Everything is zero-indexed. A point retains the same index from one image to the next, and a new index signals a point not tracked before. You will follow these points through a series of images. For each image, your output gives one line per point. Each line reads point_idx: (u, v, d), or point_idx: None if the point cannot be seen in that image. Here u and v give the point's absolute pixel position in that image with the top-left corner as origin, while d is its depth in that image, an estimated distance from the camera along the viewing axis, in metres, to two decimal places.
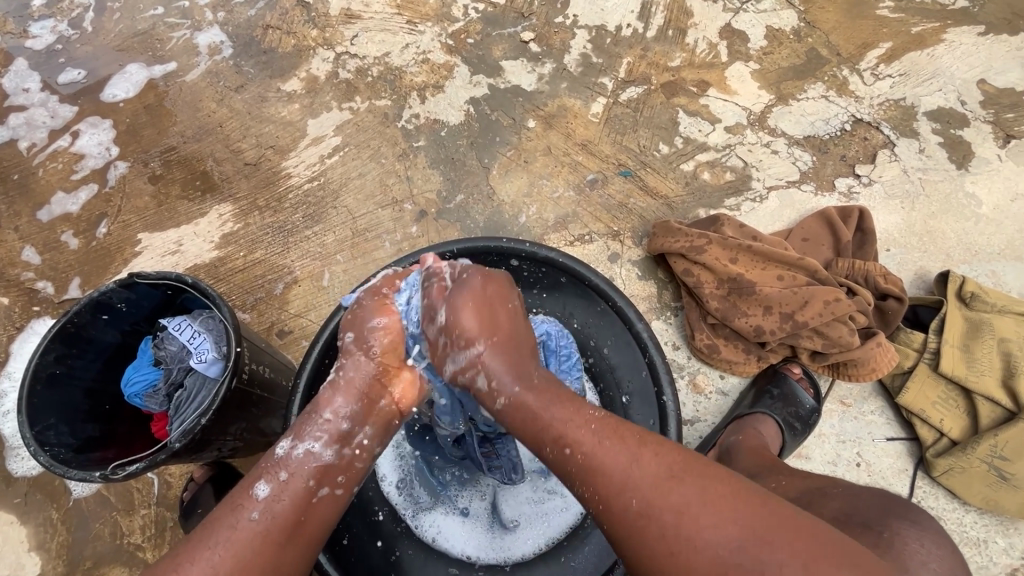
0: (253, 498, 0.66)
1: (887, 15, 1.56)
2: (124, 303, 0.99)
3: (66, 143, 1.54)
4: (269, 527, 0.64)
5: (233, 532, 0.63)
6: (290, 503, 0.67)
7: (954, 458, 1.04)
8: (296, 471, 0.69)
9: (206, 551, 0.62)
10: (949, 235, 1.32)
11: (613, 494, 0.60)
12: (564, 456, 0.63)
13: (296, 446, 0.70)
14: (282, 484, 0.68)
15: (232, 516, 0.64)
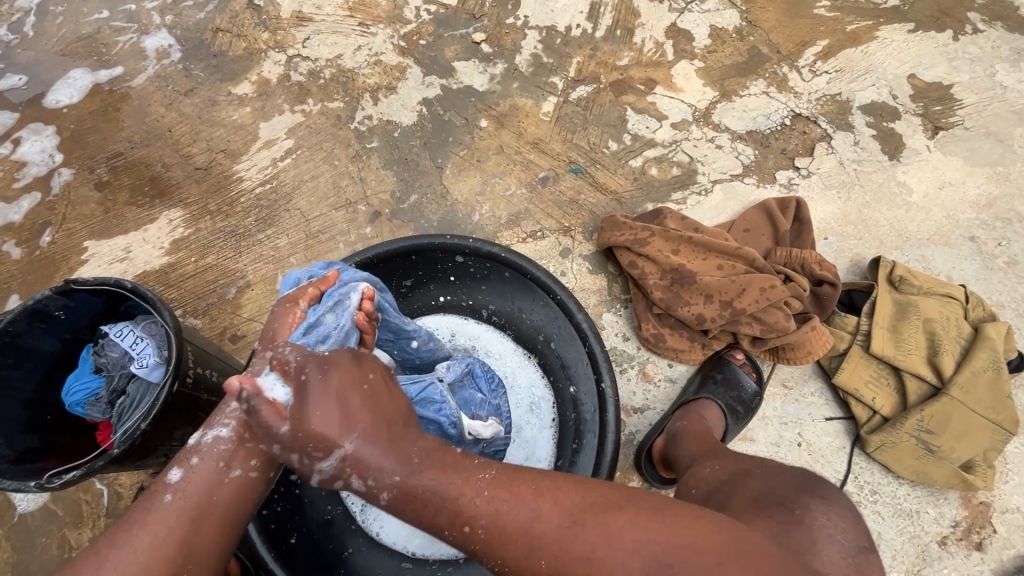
0: (166, 482, 0.68)
1: (823, 14, 1.63)
2: (62, 311, 0.97)
3: (7, 151, 1.50)
4: (179, 510, 0.65)
5: (147, 516, 0.65)
6: (200, 485, 0.67)
7: (885, 434, 1.09)
8: (208, 454, 0.69)
9: (122, 535, 0.64)
10: (882, 223, 1.38)
11: (530, 530, 0.60)
12: (481, 497, 0.63)
13: (204, 433, 0.71)
14: (194, 468, 0.68)
15: (146, 503, 0.66)
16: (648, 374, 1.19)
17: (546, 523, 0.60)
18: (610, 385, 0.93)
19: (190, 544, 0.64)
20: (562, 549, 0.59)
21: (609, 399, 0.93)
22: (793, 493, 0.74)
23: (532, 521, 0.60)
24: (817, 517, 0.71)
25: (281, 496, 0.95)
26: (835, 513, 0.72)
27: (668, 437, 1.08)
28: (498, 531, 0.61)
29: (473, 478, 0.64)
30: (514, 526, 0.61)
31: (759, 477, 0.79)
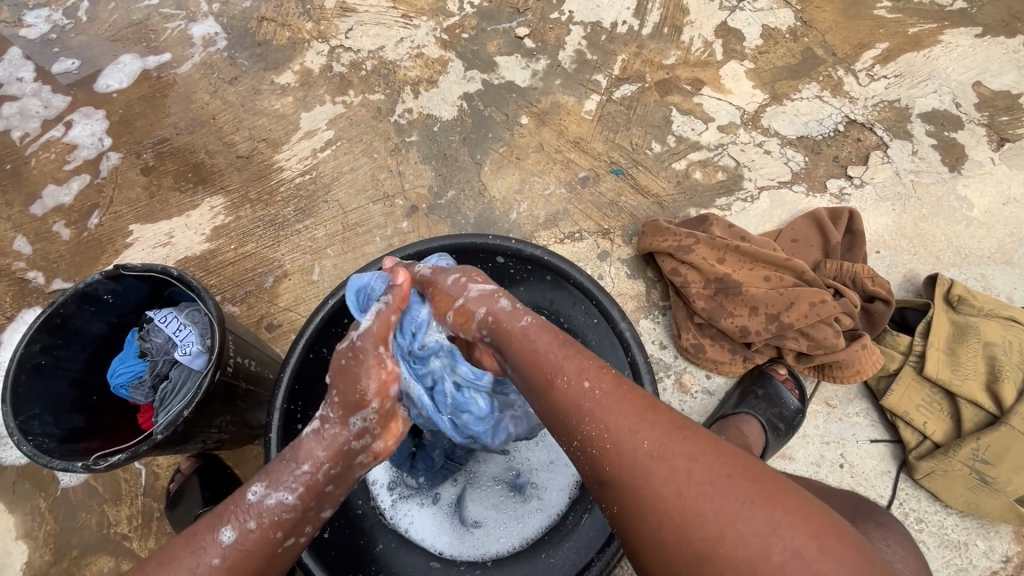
0: (217, 543, 0.67)
1: (884, 15, 1.55)
2: (110, 295, 1.00)
3: (59, 133, 1.54)
4: (229, 573, 0.66)
5: (193, 575, 0.65)
6: (254, 554, 0.68)
7: (935, 461, 1.04)
8: (264, 521, 0.70)
9: None
10: (939, 238, 1.32)
11: (618, 434, 0.62)
12: (573, 399, 0.66)
13: (268, 495, 0.70)
14: (248, 534, 0.69)
15: (193, 558, 0.66)
16: (685, 385, 1.16)
17: (642, 430, 0.61)
18: None
19: None
20: (640, 463, 0.60)
21: None
22: None
23: (625, 428, 0.62)
24: (883, 554, 0.67)
25: None
26: (901, 556, 0.68)
27: None
28: (596, 428, 0.63)
29: (581, 375, 0.67)
30: (608, 427, 0.63)
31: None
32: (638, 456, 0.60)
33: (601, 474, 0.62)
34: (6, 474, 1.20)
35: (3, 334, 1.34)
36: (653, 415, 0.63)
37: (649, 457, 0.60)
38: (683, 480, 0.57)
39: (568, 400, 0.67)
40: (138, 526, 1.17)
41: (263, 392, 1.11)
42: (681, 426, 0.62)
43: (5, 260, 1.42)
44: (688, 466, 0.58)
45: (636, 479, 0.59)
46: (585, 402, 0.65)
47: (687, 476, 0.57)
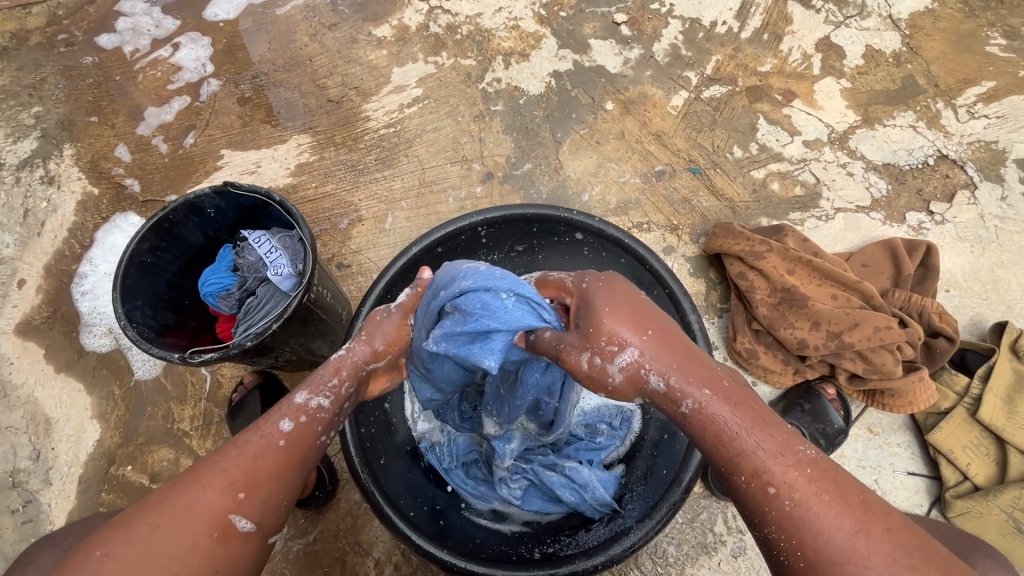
0: (278, 429, 0.70)
1: (995, 53, 1.52)
2: (213, 210, 1.08)
3: (166, 53, 1.63)
4: (291, 447, 0.70)
5: (261, 454, 0.69)
6: (303, 443, 0.71)
7: (973, 502, 1.05)
8: (314, 418, 0.72)
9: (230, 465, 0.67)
10: (1015, 288, 1.30)
11: (757, 471, 0.60)
12: (772, 499, 0.59)
13: (309, 399, 0.72)
14: (302, 424, 0.71)
15: (259, 438, 0.69)
16: None
17: (853, 554, 0.56)
18: None
19: (288, 482, 0.70)
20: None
21: None
22: None
23: (830, 548, 0.57)
24: None
25: (375, 419, 1.02)
26: None
27: None
28: (788, 536, 0.59)
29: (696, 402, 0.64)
30: (809, 542, 0.58)
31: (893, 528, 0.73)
32: (825, 551, 0.56)
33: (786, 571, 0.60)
34: (89, 358, 1.31)
35: (99, 232, 1.44)
36: (868, 538, 0.56)
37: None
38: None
39: (746, 461, 0.60)
40: (198, 426, 1.26)
41: (333, 323, 1.17)
42: (891, 540, 0.57)
43: (105, 164, 1.52)
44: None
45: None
46: (715, 419, 0.62)
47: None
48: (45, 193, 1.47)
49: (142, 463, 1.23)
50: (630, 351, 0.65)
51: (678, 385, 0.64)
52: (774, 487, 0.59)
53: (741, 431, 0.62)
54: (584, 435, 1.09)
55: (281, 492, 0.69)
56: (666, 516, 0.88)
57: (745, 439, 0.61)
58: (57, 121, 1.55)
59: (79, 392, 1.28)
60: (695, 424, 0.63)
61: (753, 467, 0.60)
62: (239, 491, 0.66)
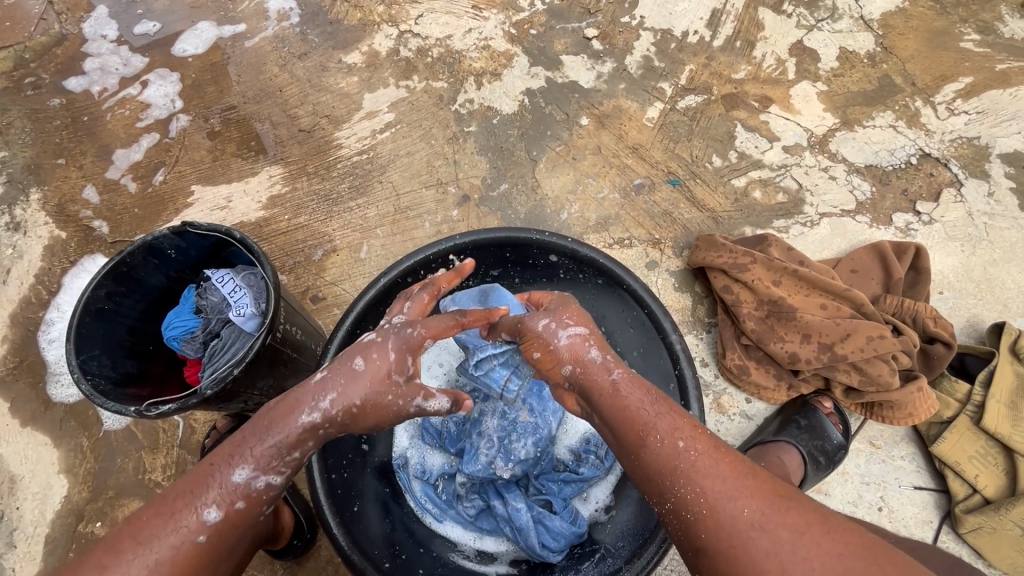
0: (203, 521, 0.66)
1: (970, 48, 1.50)
2: (174, 251, 1.04)
3: (135, 91, 1.60)
4: (214, 546, 0.67)
5: (180, 544, 0.64)
6: (237, 531, 0.68)
7: (984, 517, 1.00)
8: (251, 501, 0.69)
9: (150, 555, 0.63)
10: (1009, 286, 1.26)
11: (664, 438, 0.67)
12: (677, 450, 0.66)
13: (256, 479, 0.69)
14: (235, 512, 0.68)
15: (179, 527, 0.65)
16: (723, 406, 1.13)
17: (740, 497, 0.62)
18: (696, 412, 0.91)
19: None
20: (740, 532, 0.60)
21: None
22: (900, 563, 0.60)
23: (722, 494, 0.62)
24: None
25: (349, 463, 0.99)
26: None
27: None
28: (688, 488, 0.64)
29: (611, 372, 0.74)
30: (708, 491, 0.63)
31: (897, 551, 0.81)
32: (718, 499, 0.62)
33: (695, 541, 0.62)
34: (55, 409, 1.26)
35: (66, 277, 1.39)
36: (755, 484, 0.63)
37: (750, 526, 0.59)
38: (786, 557, 0.57)
39: (643, 419, 0.69)
40: (171, 476, 1.21)
41: (306, 361, 1.13)
42: (780, 491, 0.62)
43: (73, 206, 1.48)
44: (793, 539, 0.58)
45: (739, 546, 0.59)
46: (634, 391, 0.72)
47: (794, 550, 0.57)
48: (11, 239, 1.43)
49: (112, 519, 1.17)
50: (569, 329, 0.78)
51: (614, 359, 0.75)
52: (681, 441, 0.67)
53: (647, 409, 0.70)
54: (570, 464, 1.05)
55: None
56: (655, 556, 0.85)
57: (648, 411, 0.70)
58: (23, 165, 1.52)
59: (46, 446, 1.22)
60: (617, 392, 0.72)
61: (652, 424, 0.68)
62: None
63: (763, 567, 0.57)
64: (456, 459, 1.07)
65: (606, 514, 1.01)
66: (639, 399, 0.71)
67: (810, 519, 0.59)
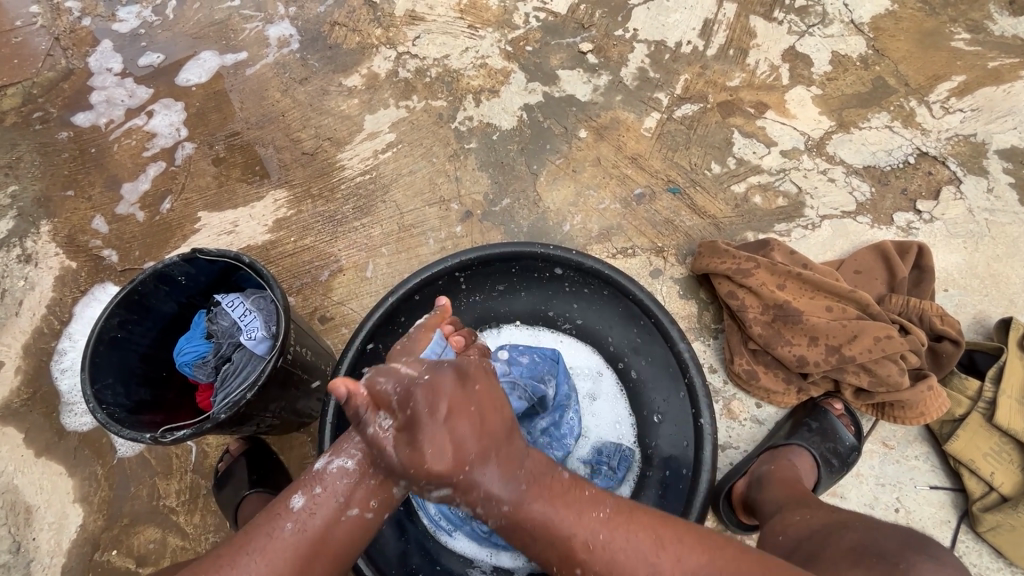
0: (289, 509, 0.73)
1: (961, 47, 1.52)
2: (184, 277, 1.06)
3: (140, 122, 1.64)
4: (299, 539, 0.71)
5: (268, 540, 0.70)
6: (320, 520, 0.72)
7: (1003, 515, 0.99)
8: (330, 486, 0.74)
9: (245, 558, 0.69)
10: (1014, 281, 1.26)
11: None
12: (582, 575, 0.69)
13: (331, 461, 0.75)
14: (316, 498, 0.73)
15: (270, 525, 0.71)
16: (733, 411, 1.14)
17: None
18: (708, 421, 0.93)
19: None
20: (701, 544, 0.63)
21: (706, 434, 0.92)
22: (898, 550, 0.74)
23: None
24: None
25: None
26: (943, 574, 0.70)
27: (751, 479, 1.03)
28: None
29: None
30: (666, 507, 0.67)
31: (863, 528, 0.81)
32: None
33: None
34: (69, 438, 1.27)
35: (76, 306, 1.41)
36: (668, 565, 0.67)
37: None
38: None
39: (558, 547, 0.69)
40: (185, 501, 1.21)
41: (317, 381, 1.14)
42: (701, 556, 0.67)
43: (83, 236, 1.50)
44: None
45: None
46: (524, 506, 0.70)
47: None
48: (22, 271, 1.45)
49: (129, 546, 1.18)
50: None
51: None
52: (581, 556, 0.68)
53: None
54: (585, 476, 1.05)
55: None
56: None
57: (552, 517, 0.70)
58: (33, 198, 1.55)
59: (61, 476, 1.23)
60: None
61: (567, 551, 0.69)
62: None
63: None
64: None
65: None
66: None
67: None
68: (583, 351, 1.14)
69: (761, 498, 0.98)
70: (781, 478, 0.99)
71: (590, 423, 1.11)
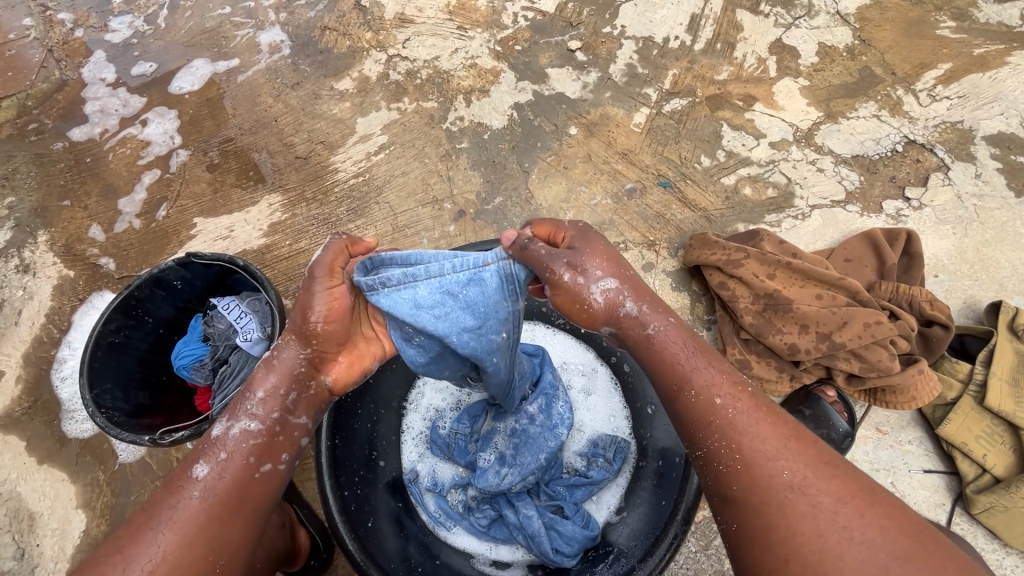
0: (192, 478, 0.71)
1: (947, 35, 1.53)
2: (179, 281, 1.07)
3: (135, 131, 1.65)
4: (209, 500, 0.69)
5: (175, 509, 0.68)
6: (230, 480, 0.71)
7: (996, 496, 1.00)
8: (235, 449, 0.74)
9: (151, 531, 0.67)
10: (1003, 265, 1.27)
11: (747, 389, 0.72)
12: (714, 411, 0.69)
13: (230, 425, 0.75)
14: (221, 463, 0.72)
15: (172, 497, 0.70)
16: None
17: (780, 458, 0.65)
18: None
19: (221, 536, 0.68)
20: (815, 474, 0.63)
21: None
22: None
23: (761, 454, 0.65)
24: None
25: (361, 480, 0.99)
26: None
27: None
28: (725, 443, 0.67)
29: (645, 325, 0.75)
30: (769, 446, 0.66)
31: None
32: (757, 460, 0.65)
33: (726, 491, 0.66)
34: (70, 445, 1.28)
35: (74, 315, 1.42)
36: (795, 447, 0.66)
37: (789, 487, 0.63)
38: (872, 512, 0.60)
39: (693, 381, 0.71)
40: None
41: None
42: (826, 458, 0.65)
43: (80, 245, 1.51)
44: (834, 507, 0.60)
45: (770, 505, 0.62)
46: (667, 342, 0.74)
47: (833, 517, 0.60)
48: (20, 281, 1.46)
49: None
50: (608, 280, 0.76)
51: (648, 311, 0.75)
52: (719, 399, 0.70)
53: (690, 358, 0.73)
54: (581, 469, 1.06)
55: (210, 543, 0.67)
56: (667, 554, 0.85)
57: (686, 364, 0.72)
58: (30, 209, 1.56)
59: (63, 482, 1.24)
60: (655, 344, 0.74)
61: (702, 386, 0.70)
62: (160, 558, 0.65)
63: (799, 530, 0.60)
64: (467, 470, 1.09)
65: (617, 515, 1.02)
66: (681, 347, 0.74)
67: (854, 491, 0.62)
68: (578, 346, 1.16)
69: None
70: None
71: (585, 417, 1.11)
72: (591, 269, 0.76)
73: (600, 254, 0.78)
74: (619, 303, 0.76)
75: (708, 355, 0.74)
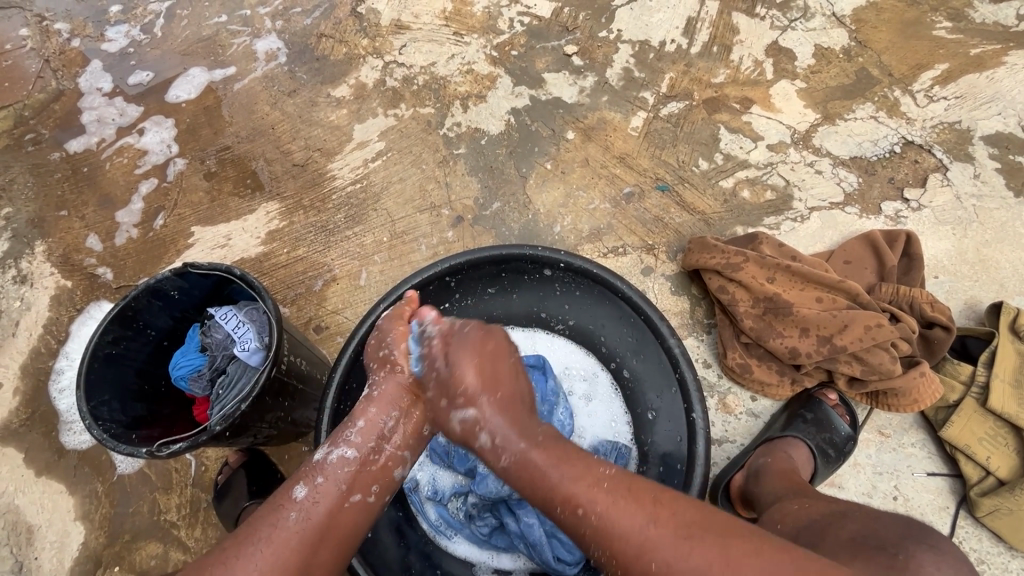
0: (292, 499, 0.74)
1: (943, 36, 1.53)
2: (176, 291, 1.07)
3: (132, 140, 1.65)
4: (303, 528, 0.72)
5: (273, 530, 0.71)
6: (324, 508, 0.74)
7: (1000, 499, 0.99)
8: (331, 475, 0.77)
9: (249, 549, 0.70)
10: (1003, 265, 1.27)
11: (565, 490, 0.69)
12: (579, 520, 0.68)
13: (331, 451, 0.79)
14: (319, 487, 0.76)
15: (273, 516, 0.72)
16: (729, 406, 1.14)
17: (648, 551, 0.64)
18: (700, 415, 0.93)
19: (309, 565, 0.71)
20: (690, 553, 0.63)
21: (698, 428, 0.93)
22: (897, 539, 0.72)
23: (631, 551, 0.65)
24: (924, 565, 0.68)
25: None
26: (944, 565, 0.68)
27: (749, 473, 1.03)
28: (604, 551, 0.66)
29: (502, 454, 0.74)
30: (623, 539, 0.66)
31: (855, 518, 0.78)
32: (629, 554, 0.65)
33: None
34: (68, 457, 1.27)
35: (72, 325, 1.41)
36: (654, 531, 0.65)
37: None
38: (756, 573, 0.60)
39: (558, 491, 0.69)
40: (186, 515, 1.22)
41: (312, 392, 1.14)
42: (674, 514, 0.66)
43: (77, 255, 1.51)
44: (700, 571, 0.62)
45: None
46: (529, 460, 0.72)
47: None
48: (17, 292, 1.46)
49: (130, 563, 1.18)
50: (471, 409, 0.77)
51: (480, 429, 0.77)
52: (581, 506, 0.68)
53: (546, 469, 0.71)
54: None
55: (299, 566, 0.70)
56: None
57: (548, 473, 0.71)
58: (27, 219, 1.56)
59: (61, 494, 1.23)
60: (512, 474, 0.73)
61: (565, 496, 0.69)
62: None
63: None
64: (467, 479, 1.07)
65: None
66: (535, 465, 0.72)
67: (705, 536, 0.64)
68: (579, 350, 1.15)
69: (760, 491, 0.97)
70: (779, 469, 0.99)
71: (586, 422, 1.11)
72: (461, 378, 0.78)
73: (471, 363, 0.79)
74: (475, 434, 0.77)
75: (562, 459, 0.72)
